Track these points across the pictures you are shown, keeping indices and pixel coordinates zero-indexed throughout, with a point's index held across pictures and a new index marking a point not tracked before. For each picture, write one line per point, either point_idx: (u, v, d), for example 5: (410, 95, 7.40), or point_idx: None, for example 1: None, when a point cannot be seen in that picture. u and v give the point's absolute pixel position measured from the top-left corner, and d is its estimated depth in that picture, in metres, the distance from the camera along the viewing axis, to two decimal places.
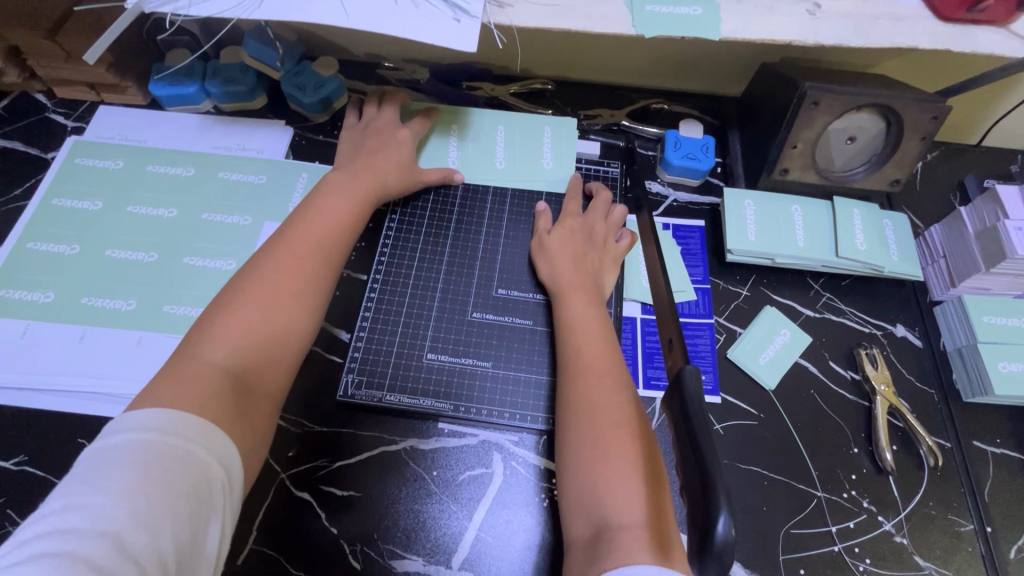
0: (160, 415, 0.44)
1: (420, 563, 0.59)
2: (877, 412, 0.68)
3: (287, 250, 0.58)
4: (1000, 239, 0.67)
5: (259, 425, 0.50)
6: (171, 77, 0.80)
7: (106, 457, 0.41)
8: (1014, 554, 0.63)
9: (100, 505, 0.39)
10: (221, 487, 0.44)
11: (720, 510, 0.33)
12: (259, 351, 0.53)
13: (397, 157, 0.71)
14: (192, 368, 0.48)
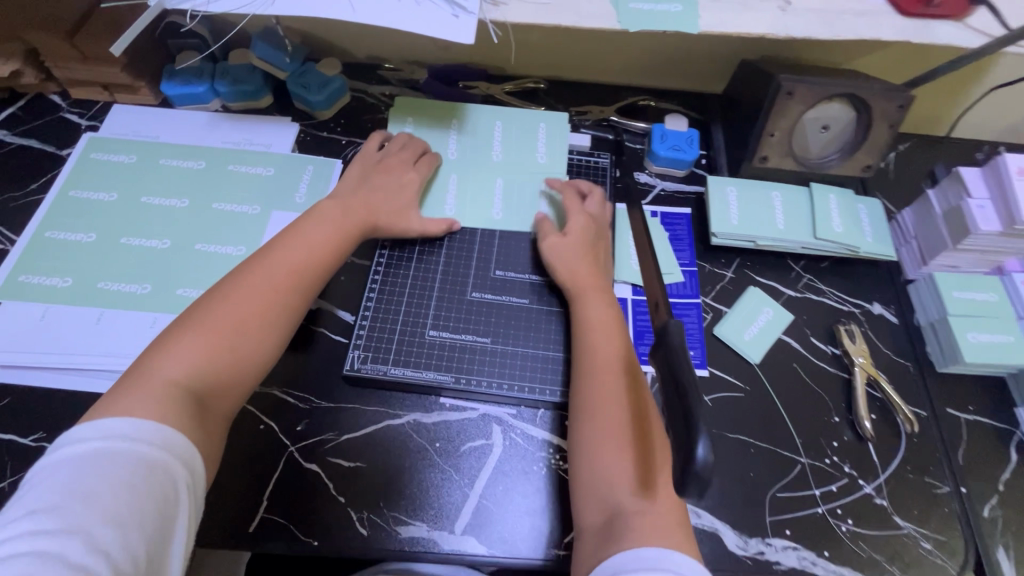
0: (128, 422, 0.48)
1: (425, 528, 0.62)
2: (856, 383, 0.72)
3: (264, 271, 0.61)
4: (965, 217, 0.72)
5: (216, 432, 0.54)
6: (183, 77, 0.84)
7: (73, 464, 0.45)
8: (987, 513, 0.67)
9: (72, 505, 0.42)
10: (185, 486, 0.48)
11: (699, 437, 0.36)
12: (217, 368, 0.55)
13: (395, 199, 0.73)
14: (157, 381, 0.52)
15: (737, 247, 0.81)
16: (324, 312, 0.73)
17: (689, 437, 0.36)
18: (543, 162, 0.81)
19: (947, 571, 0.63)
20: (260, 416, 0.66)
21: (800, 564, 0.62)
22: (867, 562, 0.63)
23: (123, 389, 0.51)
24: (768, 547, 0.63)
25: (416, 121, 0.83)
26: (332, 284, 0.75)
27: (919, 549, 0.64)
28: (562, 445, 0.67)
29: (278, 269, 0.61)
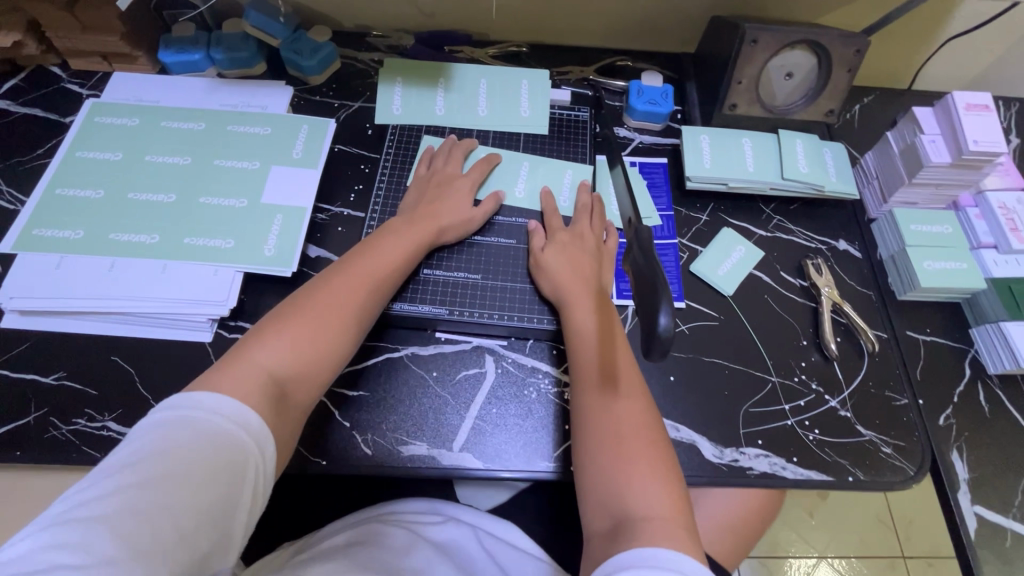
0: (217, 400, 0.51)
1: (425, 447, 0.67)
2: (822, 310, 0.77)
3: (347, 277, 0.65)
4: (918, 152, 0.77)
5: (288, 427, 0.57)
6: (178, 45, 0.88)
7: (158, 431, 0.48)
8: (943, 422, 0.73)
9: (159, 462, 0.46)
10: (257, 465, 0.50)
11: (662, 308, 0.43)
12: (306, 364, 0.59)
13: (458, 207, 0.75)
14: (250, 367, 0.55)
15: (711, 192, 0.86)
16: (323, 259, 0.77)
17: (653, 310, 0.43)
18: (526, 116, 0.86)
19: (905, 472, 0.69)
20: None
21: (771, 468, 0.68)
22: (831, 466, 0.69)
23: (221, 371, 0.54)
24: (742, 455, 0.69)
25: (404, 81, 0.87)
26: (331, 234, 0.79)
27: (879, 453, 0.70)
28: (550, 371, 0.72)
29: (360, 276, 0.66)
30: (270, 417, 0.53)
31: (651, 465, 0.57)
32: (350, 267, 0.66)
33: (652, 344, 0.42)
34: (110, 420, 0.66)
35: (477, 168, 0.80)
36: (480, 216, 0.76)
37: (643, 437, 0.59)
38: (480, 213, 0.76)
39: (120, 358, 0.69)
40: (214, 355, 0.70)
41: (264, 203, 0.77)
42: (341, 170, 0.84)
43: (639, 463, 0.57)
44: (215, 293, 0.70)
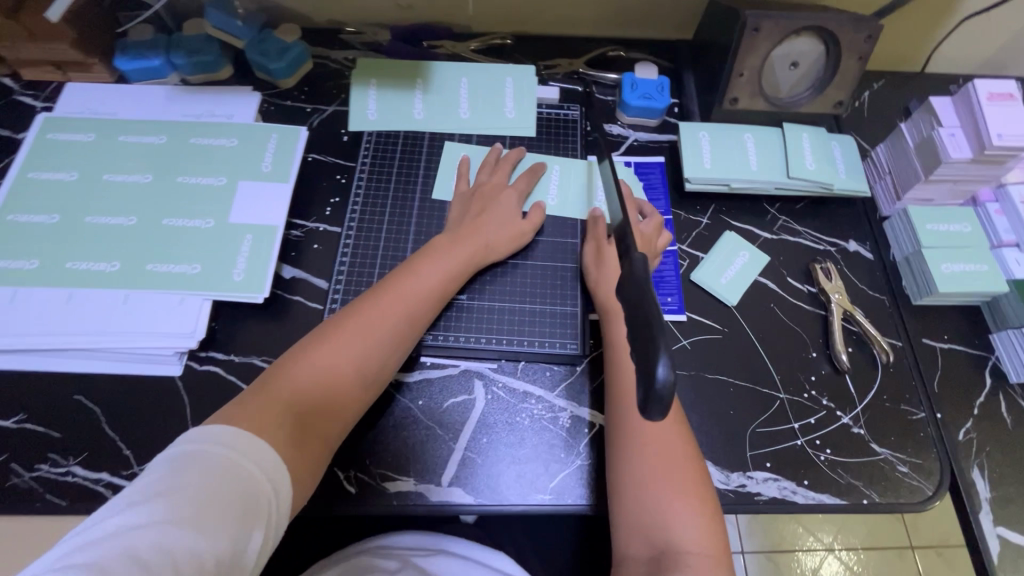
0: (234, 434, 0.49)
1: (412, 482, 0.63)
2: (832, 318, 0.72)
3: (381, 302, 0.63)
4: (936, 146, 0.72)
5: (311, 466, 0.54)
6: (135, 51, 0.82)
7: (170, 465, 0.45)
8: (963, 437, 0.68)
9: (163, 499, 0.43)
10: (267, 501, 0.47)
11: (660, 354, 0.36)
12: (329, 398, 0.57)
13: (504, 222, 0.72)
14: (271, 401, 0.54)
15: (712, 193, 0.80)
16: (299, 280, 0.73)
17: (650, 355, 0.37)
18: (511, 117, 0.81)
19: (923, 493, 0.65)
20: (241, 385, 0.66)
21: (781, 494, 0.64)
22: (845, 488, 0.65)
23: (254, 401, 0.53)
24: (749, 480, 0.64)
25: (379, 82, 0.81)
26: (306, 252, 0.74)
27: (895, 473, 0.66)
28: (542, 394, 0.68)
29: (397, 302, 0.63)
30: (292, 457, 0.52)
31: (689, 495, 0.55)
32: (388, 292, 0.64)
33: (649, 400, 0.36)
34: (75, 465, 0.62)
35: (523, 179, 0.75)
36: (530, 229, 0.73)
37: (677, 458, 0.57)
38: (528, 228, 0.72)
39: (83, 398, 0.65)
40: (184, 390, 0.66)
41: (232, 223, 0.72)
42: (315, 182, 0.79)
43: (671, 491, 0.55)
44: (182, 324, 0.66)
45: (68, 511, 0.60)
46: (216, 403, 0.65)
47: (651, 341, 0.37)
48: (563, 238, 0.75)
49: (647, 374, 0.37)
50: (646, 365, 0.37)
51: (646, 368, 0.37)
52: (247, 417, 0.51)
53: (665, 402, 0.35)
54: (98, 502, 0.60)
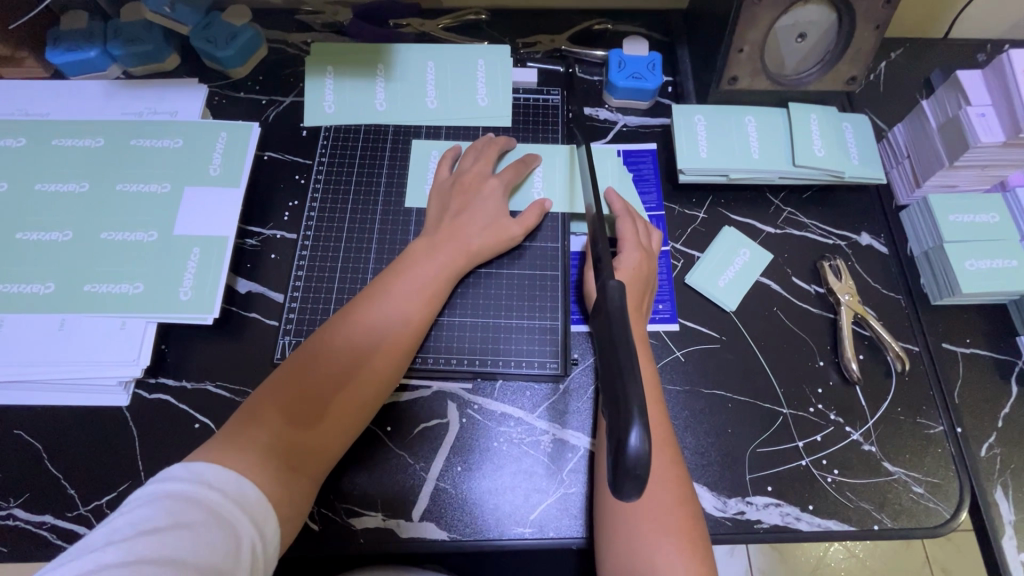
0: (220, 473, 0.44)
1: (380, 517, 0.58)
2: (842, 323, 0.65)
3: (362, 318, 0.57)
4: (964, 128, 0.64)
5: (299, 504, 0.49)
6: (68, 42, 0.73)
7: (157, 500, 0.41)
8: (984, 453, 0.62)
9: (141, 540, 0.38)
10: (251, 547, 0.42)
11: (631, 424, 0.35)
12: (312, 428, 0.52)
13: (489, 221, 0.65)
14: (250, 437, 0.48)
15: (709, 184, 0.73)
16: (256, 295, 0.66)
17: (621, 423, 0.35)
18: (484, 106, 0.73)
19: (939, 515, 0.59)
20: (193, 414, 0.61)
21: (783, 521, 0.59)
22: (853, 513, 0.59)
23: (237, 432, 0.49)
24: (748, 507, 0.59)
25: (337, 70, 0.74)
26: (263, 263, 0.68)
27: (910, 495, 0.60)
28: (521, 416, 0.62)
29: (387, 311, 0.58)
30: (280, 494, 0.47)
31: (679, 530, 0.50)
32: (375, 300, 0.58)
33: (622, 476, 0.35)
34: (16, 507, 0.57)
35: (509, 170, 0.68)
36: (522, 229, 0.66)
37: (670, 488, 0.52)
38: (517, 229, 0.65)
39: (22, 433, 0.60)
40: (132, 421, 0.60)
41: (179, 235, 0.65)
42: (272, 184, 0.72)
43: (663, 525, 0.50)
44: (126, 351, 0.61)
45: (11, 558, 0.56)
46: (167, 435, 0.60)
47: (623, 406, 0.36)
48: (544, 242, 0.68)
49: (620, 445, 0.35)
50: (618, 435, 0.35)
51: (618, 437, 0.35)
52: (227, 451, 0.47)
53: (638, 477, 0.34)
54: (42, 547, 0.56)
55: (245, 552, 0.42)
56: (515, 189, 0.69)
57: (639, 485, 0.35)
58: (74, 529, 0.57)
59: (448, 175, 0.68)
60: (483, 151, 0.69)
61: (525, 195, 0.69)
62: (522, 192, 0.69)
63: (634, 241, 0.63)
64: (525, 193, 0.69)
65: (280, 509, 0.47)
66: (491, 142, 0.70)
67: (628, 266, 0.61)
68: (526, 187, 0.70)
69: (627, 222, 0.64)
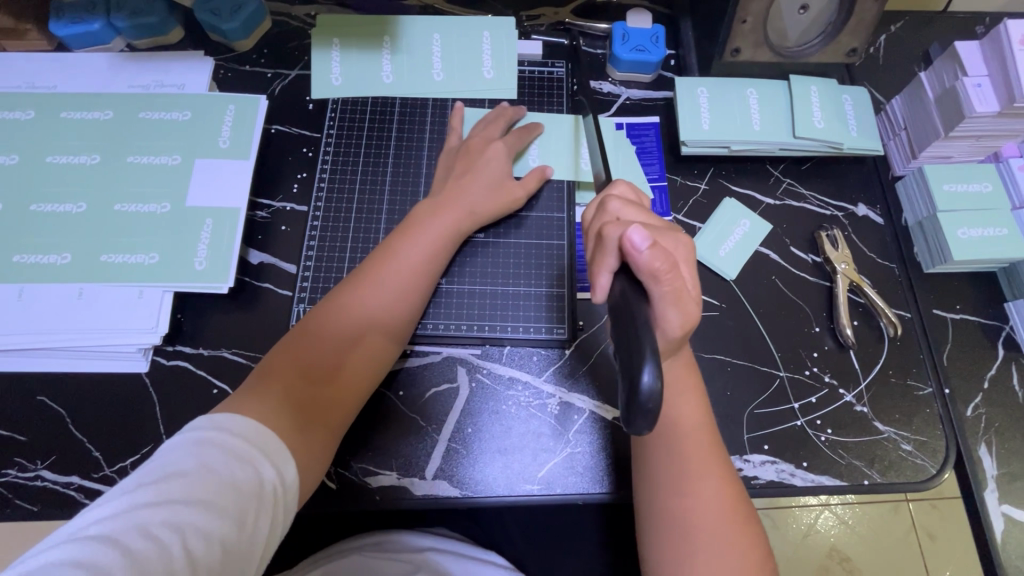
0: (241, 424, 0.46)
1: (395, 476, 0.60)
2: (837, 290, 0.67)
3: (370, 280, 0.59)
4: (960, 99, 0.66)
5: (318, 454, 0.51)
6: (72, 14, 0.72)
7: (180, 449, 0.43)
8: (970, 412, 0.65)
9: (170, 485, 0.41)
10: (273, 491, 0.45)
11: (645, 364, 0.41)
12: (326, 384, 0.54)
13: (498, 188, 0.66)
14: (267, 391, 0.51)
15: (710, 155, 0.74)
16: (268, 266, 0.68)
17: (637, 364, 0.41)
18: (489, 79, 0.74)
19: (926, 471, 0.62)
20: (212, 380, 0.63)
21: (778, 477, 0.62)
22: (844, 469, 0.62)
23: (258, 387, 0.51)
24: (746, 464, 0.62)
25: (343, 41, 0.74)
26: (274, 235, 0.69)
27: (898, 452, 0.63)
28: (529, 380, 0.64)
29: (394, 273, 0.59)
30: (298, 446, 0.49)
31: (708, 451, 0.51)
32: (383, 261, 0.60)
33: (637, 411, 0.40)
34: (43, 469, 0.59)
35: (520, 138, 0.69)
36: (524, 193, 0.67)
37: (697, 396, 0.53)
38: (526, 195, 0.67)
39: (45, 399, 0.62)
40: (152, 387, 0.62)
41: (190, 206, 0.66)
42: (281, 156, 0.72)
43: (701, 446, 0.51)
44: (142, 319, 0.62)
45: (41, 516, 0.58)
46: (185, 399, 0.62)
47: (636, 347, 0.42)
48: (550, 213, 0.70)
49: (634, 383, 0.41)
50: (633, 374, 0.41)
51: (634, 377, 0.41)
52: (247, 406, 0.49)
53: (650, 411, 0.40)
54: (71, 506, 0.58)
55: (268, 494, 0.44)
56: (516, 156, 0.71)
57: (649, 418, 0.40)
58: (101, 488, 0.59)
59: (456, 142, 0.70)
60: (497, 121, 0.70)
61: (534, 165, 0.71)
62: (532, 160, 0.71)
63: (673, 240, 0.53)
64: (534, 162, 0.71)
65: (299, 461, 0.49)
66: (505, 112, 0.71)
67: (647, 237, 0.47)
68: (526, 156, 0.71)
69: (647, 215, 0.54)
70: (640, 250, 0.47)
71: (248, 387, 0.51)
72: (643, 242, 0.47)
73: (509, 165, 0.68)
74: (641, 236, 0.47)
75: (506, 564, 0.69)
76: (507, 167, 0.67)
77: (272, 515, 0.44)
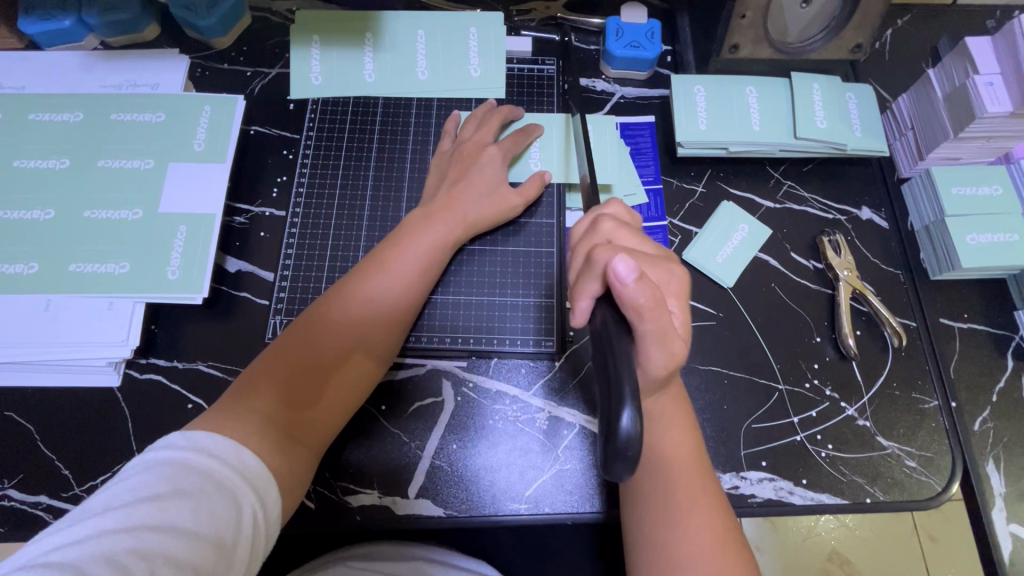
0: (219, 441, 0.44)
1: (376, 495, 0.58)
2: (840, 299, 0.65)
3: (360, 290, 0.56)
4: (970, 97, 0.62)
5: (300, 473, 0.49)
6: (40, 10, 0.68)
7: (153, 468, 0.41)
8: (977, 426, 0.63)
9: (141, 508, 0.38)
10: (253, 513, 0.42)
11: (623, 409, 0.39)
12: (310, 399, 0.51)
13: (486, 194, 0.63)
14: (248, 406, 0.48)
15: (707, 157, 0.71)
16: (245, 275, 0.65)
17: (615, 406, 0.40)
18: (477, 77, 0.71)
19: (931, 489, 0.60)
20: (186, 394, 0.61)
21: (776, 495, 0.59)
22: (846, 487, 0.60)
23: (239, 401, 0.49)
24: (742, 481, 0.59)
25: (324, 38, 0.71)
26: (252, 242, 0.66)
27: (903, 468, 0.60)
28: (517, 394, 0.62)
29: (385, 282, 0.57)
30: (279, 466, 0.47)
31: (700, 489, 0.48)
32: (374, 270, 0.57)
33: (614, 456, 0.39)
34: (10, 488, 0.57)
35: (511, 139, 0.66)
36: (522, 200, 0.64)
37: (691, 433, 0.51)
38: (516, 200, 0.64)
39: (13, 415, 0.59)
40: (124, 402, 0.60)
41: (163, 213, 0.63)
42: (260, 159, 0.70)
43: (691, 479, 0.49)
44: (113, 331, 0.60)
45: (8, 537, 0.56)
46: (159, 415, 0.60)
47: (617, 386, 0.41)
48: (540, 219, 0.67)
49: (612, 426, 0.39)
50: (611, 416, 0.40)
51: (612, 420, 0.40)
52: (226, 423, 0.46)
53: (629, 457, 0.39)
54: (40, 527, 0.56)
55: (247, 516, 0.42)
56: (515, 160, 0.68)
57: (628, 463, 0.39)
58: (71, 508, 0.57)
59: (451, 144, 0.67)
60: (486, 122, 0.67)
61: (523, 168, 0.68)
62: (521, 163, 0.68)
63: (664, 271, 0.50)
64: (524, 165, 0.68)
65: (280, 482, 0.47)
66: (497, 111, 0.68)
67: (633, 269, 0.44)
68: (525, 159, 0.68)
69: (639, 242, 0.51)
70: (625, 283, 0.44)
71: (227, 402, 0.49)
72: (629, 275, 0.44)
73: (506, 171, 0.65)
74: (627, 267, 0.44)
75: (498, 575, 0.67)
76: (503, 172, 0.64)
77: (250, 538, 0.42)
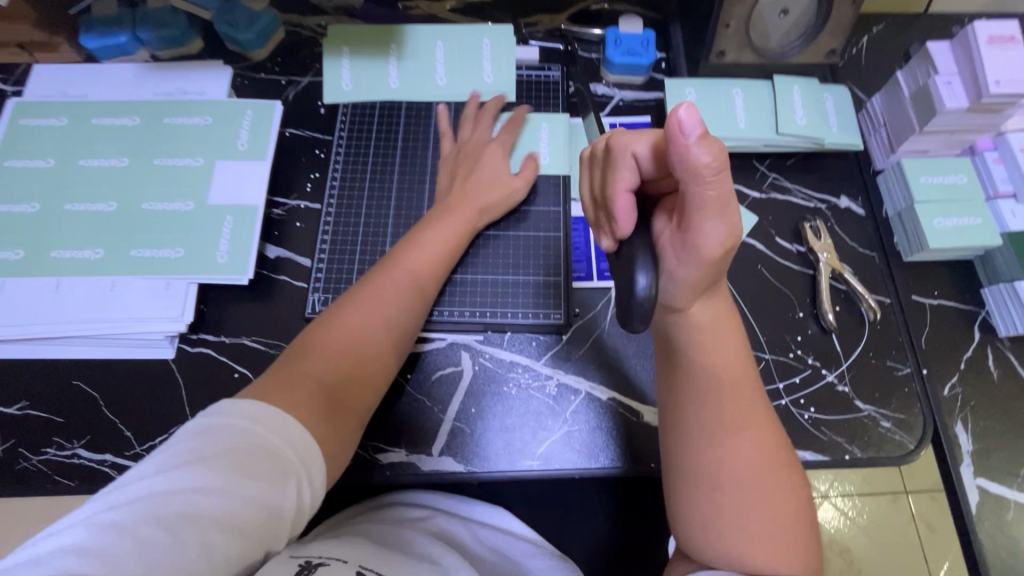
0: (262, 409, 0.48)
1: (404, 452, 0.65)
2: (820, 278, 0.71)
3: (390, 275, 0.63)
4: (932, 96, 0.70)
5: (344, 437, 0.53)
6: (100, 27, 0.77)
7: (198, 434, 0.45)
8: (947, 391, 0.69)
9: (186, 473, 0.42)
10: (295, 473, 0.47)
11: (639, 271, 0.46)
12: (350, 369, 0.57)
13: (491, 182, 0.71)
14: (294, 377, 0.53)
15: None
16: (283, 260, 0.73)
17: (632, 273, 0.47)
18: (489, 82, 0.79)
19: (904, 447, 0.66)
20: (232, 365, 0.68)
21: None
22: (827, 446, 0.66)
23: (284, 374, 0.53)
24: None
25: (352, 50, 0.79)
26: (290, 231, 0.74)
27: (878, 429, 0.67)
28: (528, 363, 0.69)
29: (411, 265, 0.64)
30: (327, 426, 0.51)
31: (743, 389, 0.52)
32: (401, 256, 0.65)
33: (630, 310, 0.47)
34: (79, 447, 0.64)
35: (506, 134, 0.74)
36: (522, 186, 0.72)
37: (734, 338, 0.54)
38: (518, 187, 0.72)
39: (79, 384, 0.66)
40: (178, 371, 0.67)
41: (212, 205, 0.71)
42: (294, 158, 0.77)
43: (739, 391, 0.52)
44: (169, 308, 0.67)
45: (78, 490, 0.63)
46: (209, 382, 0.67)
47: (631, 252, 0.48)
48: (548, 208, 0.74)
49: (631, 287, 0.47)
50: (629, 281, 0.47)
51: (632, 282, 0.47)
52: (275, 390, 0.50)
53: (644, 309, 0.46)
54: (106, 481, 0.63)
55: (289, 479, 0.46)
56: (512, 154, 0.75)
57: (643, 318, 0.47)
58: (132, 465, 0.64)
59: (462, 140, 0.75)
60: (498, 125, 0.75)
61: (534, 163, 0.75)
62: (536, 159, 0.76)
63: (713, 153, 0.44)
64: (538, 160, 0.76)
65: (326, 442, 0.51)
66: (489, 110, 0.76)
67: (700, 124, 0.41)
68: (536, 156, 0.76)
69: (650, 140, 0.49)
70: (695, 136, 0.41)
71: (273, 375, 0.52)
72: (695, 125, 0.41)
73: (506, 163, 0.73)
74: (693, 119, 0.41)
75: (533, 535, 0.73)
76: (503, 163, 0.73)
77: (294, 496, 0.46)
